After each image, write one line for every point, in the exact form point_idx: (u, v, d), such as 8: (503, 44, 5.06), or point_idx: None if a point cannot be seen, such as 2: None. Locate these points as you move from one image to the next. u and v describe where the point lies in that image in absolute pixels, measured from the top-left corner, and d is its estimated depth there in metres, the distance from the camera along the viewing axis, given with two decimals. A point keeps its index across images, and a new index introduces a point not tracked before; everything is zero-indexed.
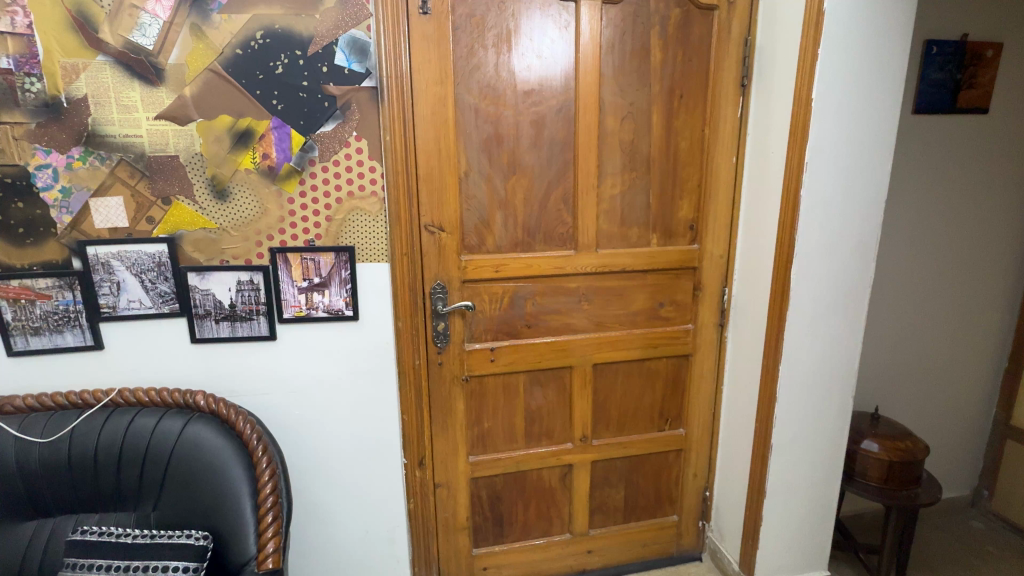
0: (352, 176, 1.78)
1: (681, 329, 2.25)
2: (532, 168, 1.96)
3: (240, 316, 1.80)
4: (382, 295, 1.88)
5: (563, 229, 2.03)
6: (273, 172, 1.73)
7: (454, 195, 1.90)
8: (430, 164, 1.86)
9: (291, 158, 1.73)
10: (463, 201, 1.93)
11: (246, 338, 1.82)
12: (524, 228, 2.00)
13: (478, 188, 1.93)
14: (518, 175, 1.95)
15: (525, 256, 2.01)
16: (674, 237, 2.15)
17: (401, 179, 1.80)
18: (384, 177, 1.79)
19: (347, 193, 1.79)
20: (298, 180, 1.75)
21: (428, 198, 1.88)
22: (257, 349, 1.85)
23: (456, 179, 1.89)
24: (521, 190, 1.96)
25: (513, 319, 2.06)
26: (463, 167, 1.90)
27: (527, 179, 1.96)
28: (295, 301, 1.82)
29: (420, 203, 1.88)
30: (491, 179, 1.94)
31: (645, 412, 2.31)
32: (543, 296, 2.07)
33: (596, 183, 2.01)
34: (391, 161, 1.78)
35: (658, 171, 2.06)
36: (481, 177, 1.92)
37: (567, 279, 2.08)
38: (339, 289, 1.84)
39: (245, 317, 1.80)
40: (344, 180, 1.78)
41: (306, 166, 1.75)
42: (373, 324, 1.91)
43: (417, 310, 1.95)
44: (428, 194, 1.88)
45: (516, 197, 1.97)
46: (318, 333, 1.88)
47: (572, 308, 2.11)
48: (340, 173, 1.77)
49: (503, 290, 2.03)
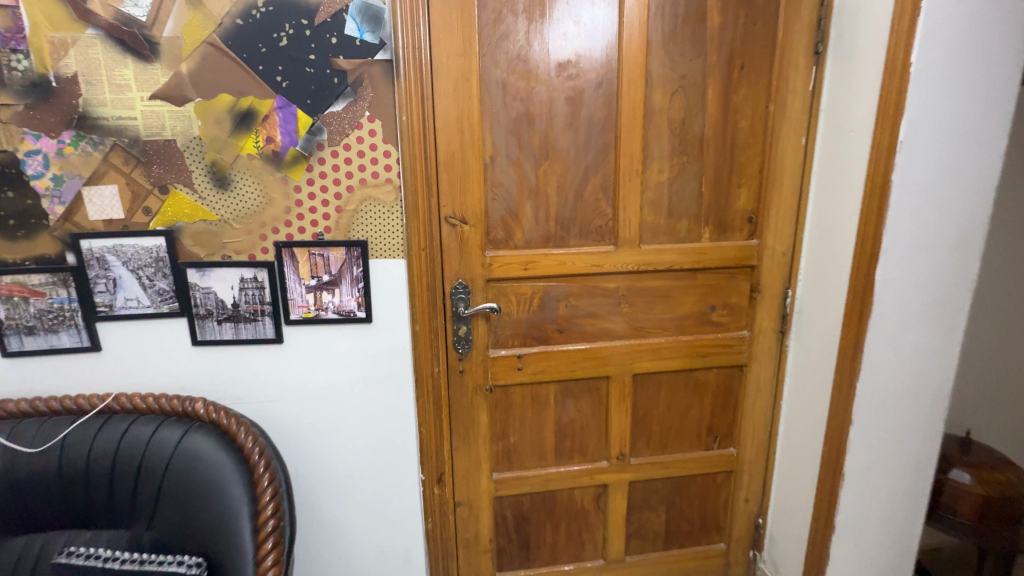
0: (364, 162, 1.59)
1: (735, 336, 1.98)
2: (567, 152, 1.72)
3: (244, 317, 1.64)
4: (397, 295, 1.69)
5: (601, 223, 1.79)
6: (278, 156, 1.55)
7: (478, 183, 1.68)
8: (452, 148, 1.64)
9: (296, 142, 1.55)
10: (488, 190, 1.71)
11: (251, 341, 1.67)
12: (558, 221, 1.76)
13: (505, 176, 1.71)
14: (550, 161, 1.72)
15: (558, 252, 1.78)
16: (728, 231, 1.88)
17: (418, 165, 1.60)
18: (399, 163, 1.59)
19: (359, 181, 1.60)
20: (305, 166, 1.57)
21: (448, 187, 1.67)
22: (263, 353, 1.69)
23: (481, 165, 1.68)
24: (553, 178, 1.73)
25: (543, 323, 1.84)
26: (488, 152, 1.68)
27: (561, 165, 1.72)
28: (304, 302, 1.66)
29: (440, 192, 1.67)
30: (520, 165, 1.71)
31: (690, 428, 2.05)
32: (577, 298, 1.84)
33: (640, 169, 1.75)
34: (407, 145, 1.58)
35: (712, 155, 1.79)
36: (508, 163, 1.70)
37: (605, 279, 1.84)
38: (350, 288, 1.66)
39: (249, 318, 1.64)
40: (355, 166, 1.59)
41: (313, 151, 1.56)
42: (388, 327, 1.72)
43: (437, 313, 1.75)
44: (449, 182, 1.67)
45: (548, 186, 1.73)
46: (328, 336, 1.71)
47: (610, 312, 1.87)
48: (351, 158, 1.58)
49: (533, 291, 1.80)
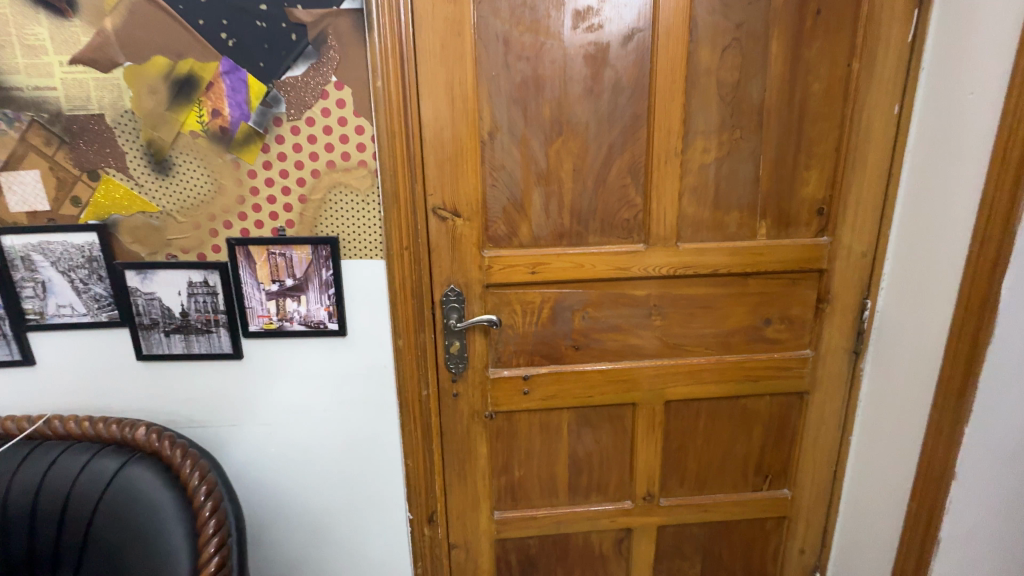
0: (331, 140, 1.28)
1: (795, 356, 1.60)
2: (587, 125, 1.36)
3: (195, 329, 1.38)
4: (376, 303, 1.40)
5: (628, 215, 1.43)
6: (227, 134, 1.27)
7: (473, 166, 1.36)
8: (440, 122, 1.33)
9: (249, 115, 1.26)
10: (486, 174, 1.38)
11: (205, 357, 1.41)
12: (573, 213, 1.42)
13: (508, 156, 1.37)
14: (565, 137, 1.37)
15: (574, 252, 1.43)
16: (792, 226, 1.49)
17: (398, 142, 1.29)
18: (374, 141, 1.28)
19: (325, 163, 1.30)
20: (260, 145, 1.28)
21: (437, 170, 1.35)
22: (219, 370, 1.43)
23: (477, 143, 1.35)
24: (568, 159, 1.38)
25: (554, 338, 1.51)
26: (486, 126, 1.35)
27: (579, 143, 1.37)
28: (264, 311, 1.38)
29: (426, 177, 1.36)
30: (526, 142, 1.36)
31: (734, 465, 1.69)
32: (597, 308, 1.49)
33: (680, 147, 1.38)
34: (383, 117, 1.26)
35: (773, 129, 1.40)
36: (511, 141, 1.36)
37: (632, 286, 1.49)
38: (319, 295, 1.37)
39: (202, 329, 1.38)
40: (320, 145, 1.29)
41: (269, 127, 1.27)
42: (365, 342, 1.43)
43: (425, 324, 1.44)
44: (437, 164, 1.35)
45: (562, 169, 1.39)
46: (295, 352, 1.43)
47: (638, 325, 1.52)
48: (315, 136, 1.28)
49: (542, 299, 1.47)
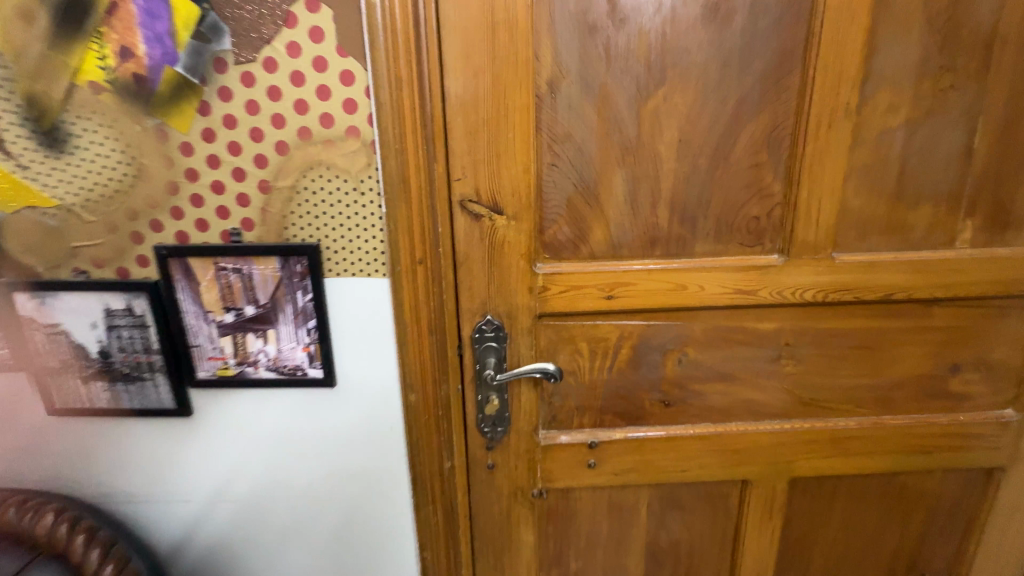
0: (304, 94, 0.83)
1: (989, 420, 1.08)
2: (704, 68, 0.85)
3: (123, 375, 0.96)
4: (379, 341, 0.96)
5: (759, 210, 0.93)
6: (146, 87, 0.82)
7: (524, 135, 0.87)
8: (473, 65, 0.85)
9: (176, 57, 0.81)
10: (542, 147, 0.89)
11: (140, 413, 0.99)
12: (674, 208, 0.92)
13: (577, 119, 0.87)
14: (668, 86, 0.86)
15: (673, 267, 0.95)
16: (1012, 228, 0.96)
17: (407, 97, 0.82)
18: (370, 95, 0.81)
19: (296, 131, 0.84)
20: (196, 103, 0.83)
21: (467, 143, 0.88)
22: (161, 430, 1.01)
23: (530, 98, 0.86)
24: (672, 123, 0.88)
25: (635, 390, 1.04)
26: (543, 70, 0.85)
27: (690, 97, 0.87)
28: (216, 350, 0.95)
29: (450, 152, 0.88)
30: (607, 96, 0.86)
31: (880, 562, 1.20)
32: (701, 348, 1.01)
33: (853, 102, 0.86)
34: (383, 56, 0.79)
35: (1007, 73, 0.87)
36: (583, 94, 0.86)
37: (756, 317, 0.99)
38: (294, 329, 0.94)
39: (131, 375, 0.97)
40: (287, 103, 0.83)
41: (209, 75, 0.82)
42: (364, 394, 0.99)
43: (449, 371, 0.99)
44: (468, 132, 0.87)
45: (660, 139, 0.89)
46: (263, 408, 1.00)
47: (758, 373, 1.04)
48: (278, 88, 0.82)
49: (621, 335, 0.99)
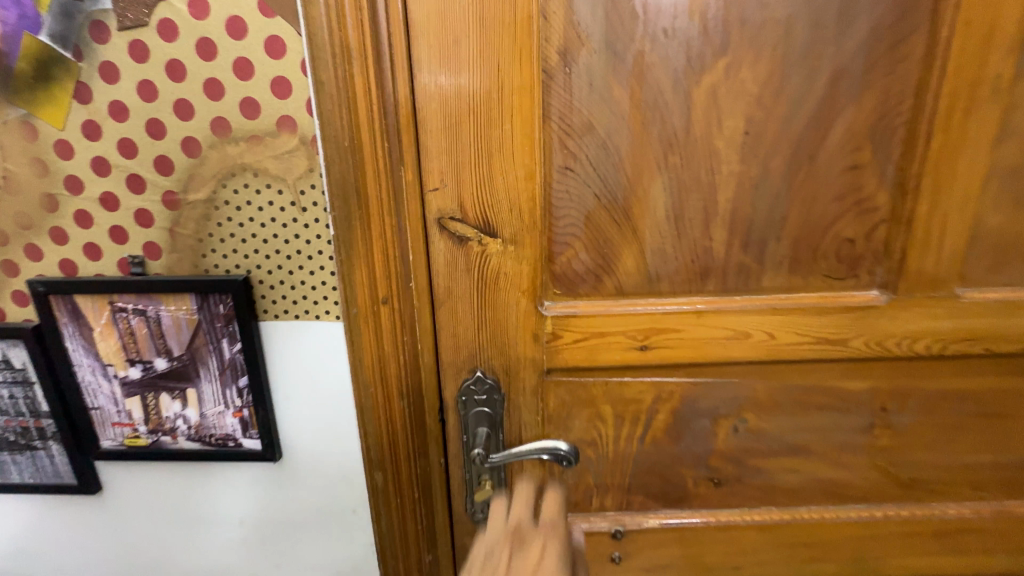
0: (217, 72, 0.59)
1: None
2: (786, 30, 0.59)
3: (8, 442, 0.75)
4: (335, 402, 0.73)
5: (854, 231, 0.67)
6: (3, 64, 0.59)
7: (526, 127, 0.62)
8: (453, 29, 0.59)
9: (40, 21, 0.57)
10: (552, 144, 0.63)
11: (34, 489, 0.77)
12: (736, 228, 0.67)
13: (602, 104, 0.62)
14: (732, 56, 0.60)
15: (732, 307, 0.69)
16: None
17: (359, 74, 0.58)
18: (307, 71, 0.57)
19: (209, 124, 0.61)
20: (70, 87, 0.60)
21: (447, 139, 0.63)
22: (63, 508, 0.79)
23: (535, 74, 0.60)
24: (737, 109, 0.62)
25: (675, 467, 0.78)
26: (554, 33, 0.59)
27: (764, 72, 0.61)
28: (122, 415, 0.72)
29: (423, 151, 0.63)
30: (644, 71, 0.61)
31: None
32: (766, 413, 0.75)
33: (1002, 76, 0.60)
34: (322, 13, 0.55)
35: None
36: (610, 67, 0.60)
37: (843, 373, 0.73)
38: (220, 389, 0.70)
39: (19, 443, 0.75)
40: (195, 84, 0.59)
41: (85, 46, 0.58)
42: (317, 469, 0.76)
43: (428, 441, 0.75)
44: (447, 124, 0.62)
45: (719, 132, 0.63)
46: (189, 485, 0.77)
47: (842, 445, 0.77)
48: (181, 63, 0.59)
49: (659, 397, 0.74)
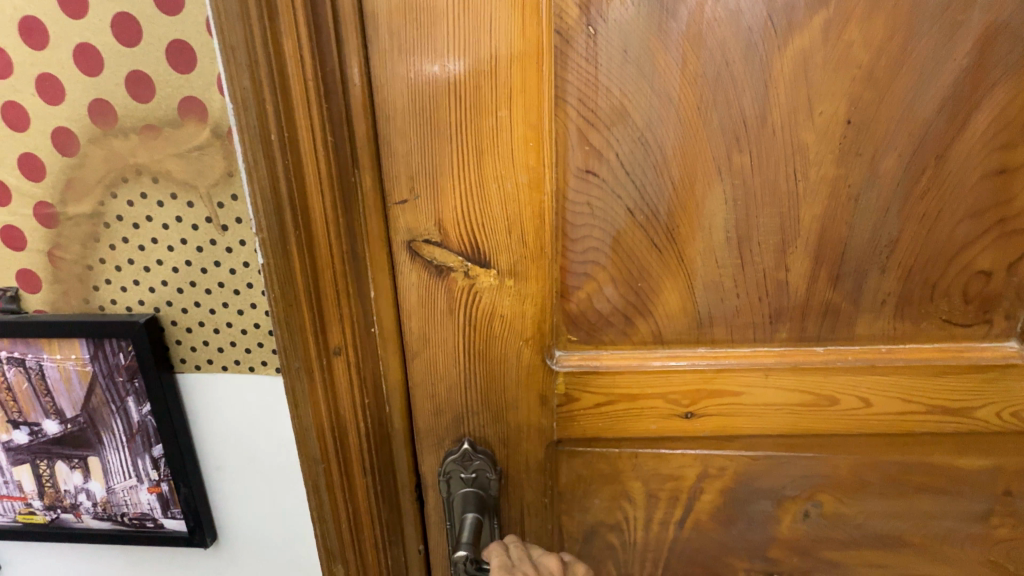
0: (89, 34, 0.41)
1: None
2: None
3: None
4: (280, 477, 0.55)
5: (991, 260, 0.48)
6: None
7: (532, 114, 0.44)
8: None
9: None
10: (568, 136, 0.44)
11: None
12: (823, 254, 0.48)
13: (640, 80, 0.43)
14: (837, 5, 0.41)
15: (815, 364, 0.51)
16: None
17: (289, 33, 0.38)
18: (210, 31, 0.39)
19: (86, 109, 0.43)
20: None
21: (420, 129, 0.44)
22: None
23: (544, 34, 0.41)
24: (838, 85, 0.43)
25: (722, 558, 0.60)
26: None
27: (879, 31, 0.42)
28: (11, 487, 0.56)
29: (386, 149, 0.46)
30: (705, 30, 0.41)
31: None
32: (849, 495, 0.56)
33: None
34: None
35: None
36: (653, 25, 0.41)
37: (955, 447, 0.55)
38: (131, 459, 0.54)
39: None
40: (62, 51, 0.41)
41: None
42: (262, 555, 0.59)
43: (400, 523, 0.58)
44: (419, 108, 0.44)
45: (810, 120, 0.44)
46: (104, 566, 0.61)
47: (948, 537, 0.58)
48: (39, 22, 0.40)
49: (705, 473, 0.56)
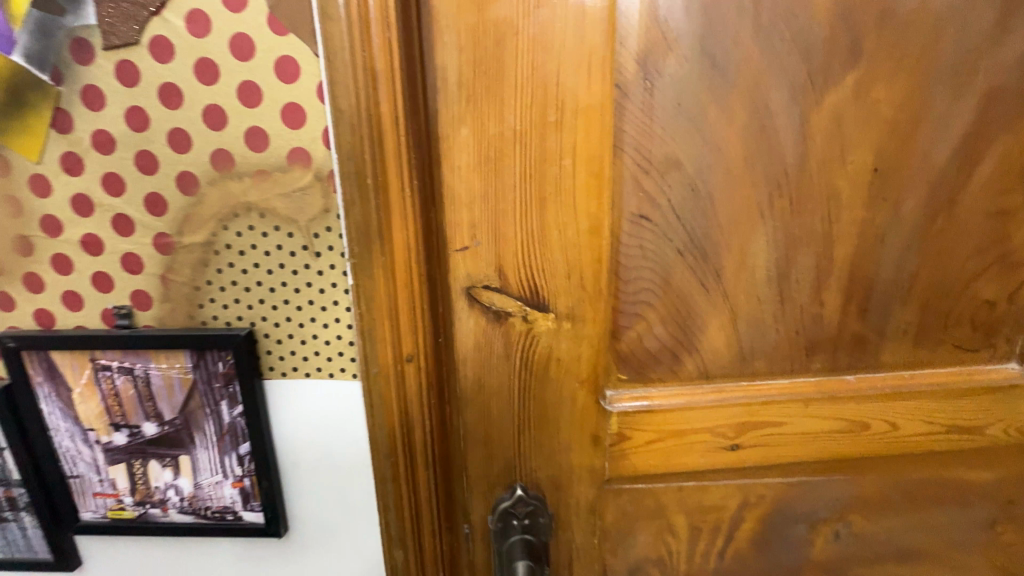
0: (218, 97, 0.48)
1: None
2: (933, 37, 0.47)
3: None
4: (349, 473, 0.62)
5: (994, 290, 0.54)
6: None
7: (594, 163, 0.50)
8: (499, 27, 0.46)
9: (12, 39, 0.46)
10: (624, 181, 0.51)
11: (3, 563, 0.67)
12: (853, 288, 0.53)
13: (692, 130, 0.49)
14: (861, 72, 0.48)
15: (848, 393, 0.57)
16: None
17: (395, 97, 0.45)
18: (323, 97, 0.46)
19: (209, 157, 0.50)
20: (48, 114, 0.49)
21: (484, 176, 0.51)
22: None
23: (606, 90, 0.48)
24: (865, 139, 0.49)
25: (755, 567, 0.64)
26: (633, 39, 0.47)
27: (896, 95, 0.48)
28: (105, 485, 0.62)
29: (450, 195, 0.51)
30: (748, 92, 0.48)
31: None
32: (874, 515, 0.61)
33: None
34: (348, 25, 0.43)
35: None
36: (705, 81, 0.48)
37: (966, 460, 0.60)
38: (218, 457, 0.60)
39: None
40: (193, 111, 0.49)
41: (66, 68, 0.47)
42: (327, 542, 0.65)
43: (453, 524, 0.62)
44: (486, 158, 0.50)
45: (842, 170, 0.50)
46: (182, 555, 0.67)
47: (960, 544, 0.63)
48: (176, 87, 0.48)
49: (745, 503, 0.61)
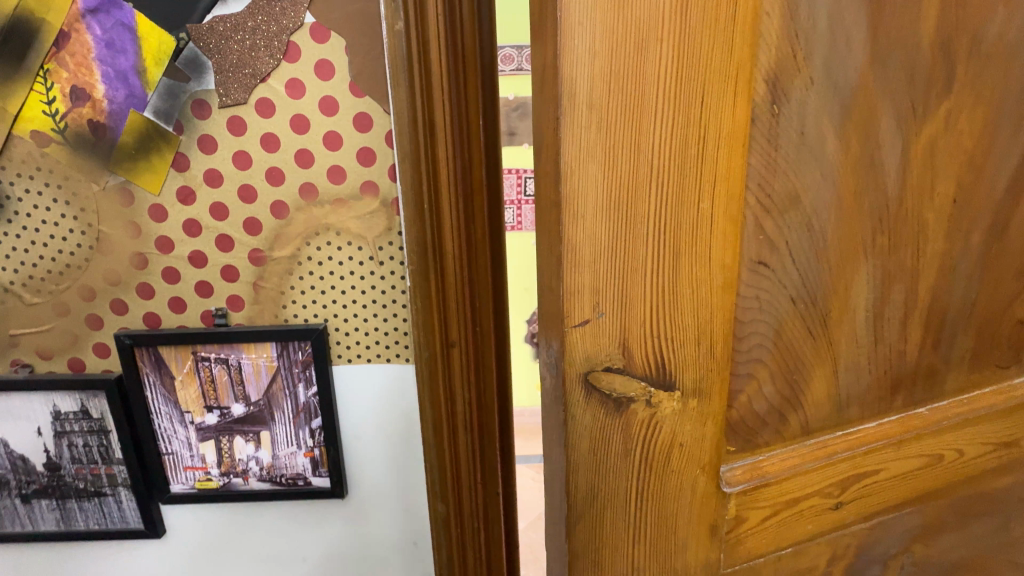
0: (308, 144, 0.56)
1: None
2: (1004, 72, 0.47)
3: (78, 493, 0.69)
4: (402, 444, 0.68)
5: None
6: (106, 137, 0.55)
7: (731, 207, 0.40)
8: (639, 33, 0.34)
9: (146, 100, 0.54)
10: (746, 226, 0.41)
11: (95, 535, 0.71)
12: (931, 320, 0.52)
13: (814, 162, 0.42)
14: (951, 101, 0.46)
15: (929, 427, 0.55)
16: None
17: (475, 138, 0.51)
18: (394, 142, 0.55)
19: (297, 188, 0.57)
20: (169, 156, 0.56)
21: (613, 227, 0.38)
22: (121, 562, 0.73)
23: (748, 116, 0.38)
24: (951, 170, 0.48)
25: None
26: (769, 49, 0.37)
27: (971, 127, 0.48)
28: (195, 459, 0.67)
29: (569, 253, 0.38)
30: (868, 121, 0.43)
31: None
32: (932, 539, 0.61)
33: None
34: (439, 85, 0.48)
35: None
36: (829, 105, 0.41)
37: (999, 470, 0.62)
38: (294, 430, 0.66)
39: (85, 493, 0.69)
40: (286, 154, 0.57)
41: (186, 121, 0.55)
42: (378, 509, 0.70)
43: (486, 512, 0.64)
44: (614, 198, 0.37)
45: (931, 201, 0.48)
46: (246, 528, 0.72)
47: (989, 547, 0.65)
48: (275, 136, 0.56)
49: (834, 558, 0.56)
